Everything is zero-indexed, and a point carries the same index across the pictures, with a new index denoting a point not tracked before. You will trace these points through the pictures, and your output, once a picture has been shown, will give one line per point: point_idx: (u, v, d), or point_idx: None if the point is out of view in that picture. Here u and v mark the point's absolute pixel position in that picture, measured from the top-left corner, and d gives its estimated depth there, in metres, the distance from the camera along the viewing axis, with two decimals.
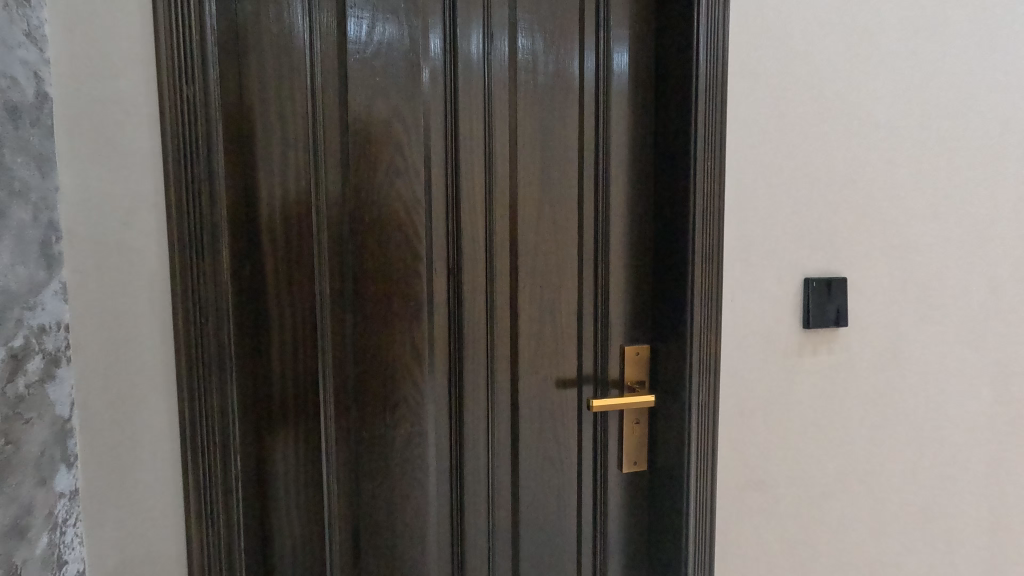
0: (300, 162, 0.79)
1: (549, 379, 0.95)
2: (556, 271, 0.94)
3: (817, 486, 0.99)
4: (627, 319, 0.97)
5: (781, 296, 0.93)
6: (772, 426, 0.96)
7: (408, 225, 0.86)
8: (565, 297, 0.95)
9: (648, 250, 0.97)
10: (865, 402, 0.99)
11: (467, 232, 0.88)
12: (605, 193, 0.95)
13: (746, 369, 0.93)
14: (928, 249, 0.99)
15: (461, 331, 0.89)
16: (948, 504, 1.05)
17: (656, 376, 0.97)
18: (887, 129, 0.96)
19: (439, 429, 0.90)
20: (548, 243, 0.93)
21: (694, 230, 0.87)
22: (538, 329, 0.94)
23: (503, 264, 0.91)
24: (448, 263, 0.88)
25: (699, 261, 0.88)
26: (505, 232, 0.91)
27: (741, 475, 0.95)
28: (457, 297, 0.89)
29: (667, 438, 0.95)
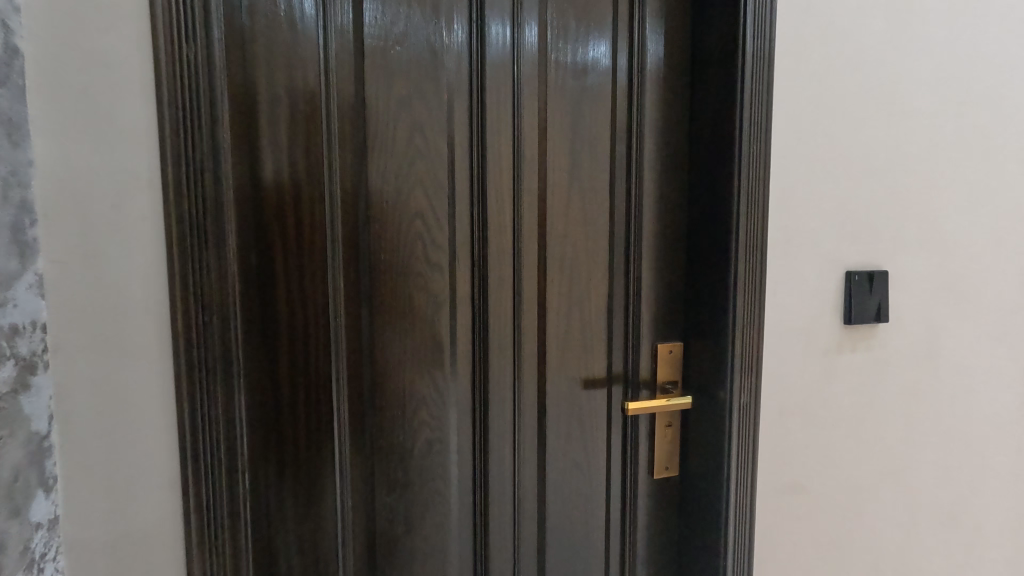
0: (311, 138, 0.70)
1: (578, 379, 0.88)
2: (586, 266, 0.87)
3: (854, 489, 0.94)
4: (660, 315, 0.91)
5: (823, 290, 0.88)
6: (812, 427, 0.90)
7: (429, 215, 0.78)
8: (595, 294, 0.88)
9: (683, 242, 0.91)
10: (902, 400, 0.95)
11: (492, 223, 0.81)
12: (638, 181, 0.88)
13: (788, 368, 0.88)
14: (967, 242, 0.95)
15: (485, 331, 0.82)
16: (979, 503, 1.03)
17: (690, 376, 0.91)
18: (931, 115, 0.91)
19: (462, 435, 0.82)
20: (578, 235, 0.86)
21: (738, 222, 0.81)
22: (566, 329, 0.87)
23: (530, 258, 0.84)
24: (471, 256, 0.80)
25: (741, 255, 0.82)
26: (533, 223, 0.83)
27: (779, 479, 0.89)
28: (481, 294, 0.81)
29: (701, 443, 0.90)
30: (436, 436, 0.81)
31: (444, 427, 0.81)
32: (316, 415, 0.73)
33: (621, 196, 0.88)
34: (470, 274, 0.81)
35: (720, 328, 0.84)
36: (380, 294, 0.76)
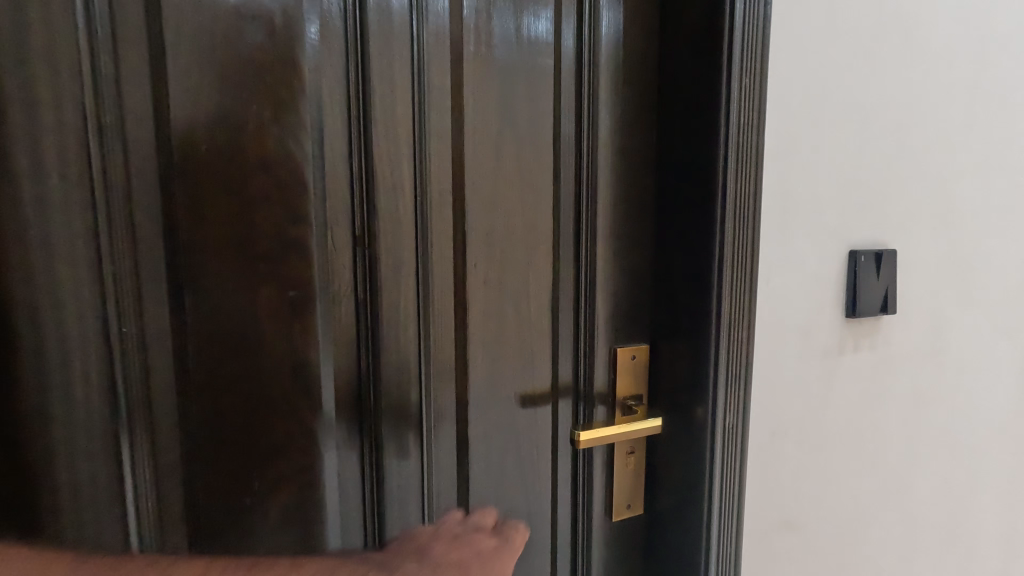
0: (65, 42, 0.45)
1: (512, 399, 0.65)
2: (522, 251, 0.64)
3: (850, 518, 0.77)
4: (621, 309, 0.69)
5: (824, 274, 0.69)
6: (808, 446, 0.72)
7: (288, 178, 0.52)
8: (534, 289, 0.65)
9: (648, 217, 0.69)
10: (905, 407, 0.79)
11: (386, 193, 0.56)
12: (593, 137, 0.65)
13: (782, 375, 0.68)
14: (977, 215, 0.80)
15: (376, 344, 0.58)
16: (977, 517, 0.89)
17: (657, 390, 0.70)
18: (947, 57, 0.74)
19: (345, 486, 0.58)
20: (510, 209, 0.63)
21: (726, 193, 0.60)
22: (495, 337, 0.64)
23: (443, 241, 0.60)
24: (355, 239, 0.56)
25: (729, 233, 0.61)
26: (445, 192, 0.60)
27: (769, 515, 0.71)
28: (371, 293, 0.57)
29: (671, 477, 0.69)
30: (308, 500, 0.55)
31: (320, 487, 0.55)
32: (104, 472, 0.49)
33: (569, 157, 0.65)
34: (353, 264, 0.56)
35: (695, 331, 0.64)
36: (209, 296, 0.51)
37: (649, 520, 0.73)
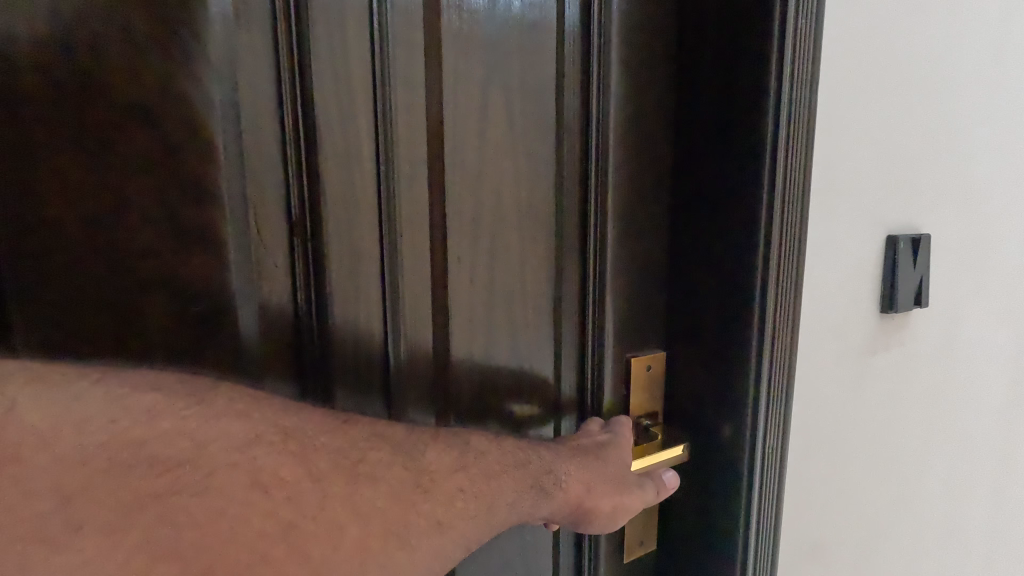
0: None
1: (504, 424, 0.53)
2: (516, 248, 0.51)
3: (881, 534, 0.69)
4: (636, 311, 0.56)
5: (862, 263, 0.59)
6: (845, 461, 0.62)
7: (193, 150, 0.39)
8: (533, 294, 0.52)
9: (666, 202, 0.56)
10: (931, 406, 0.72)
11: (333, 171, 0.43)
12: (605, 101, 0.51)
13: (822, 383, 0.58)
14: (1007, 195, 0.72)
15: (325, 368, 0.45)
16: (998, 519, 0.83)
17: (675, 412, 0.59)
18: (985, 14, 0.65)
19: None
20: (498, 194, 0.49)
21: (776, 179, 0.49)
22: (483, 356, 0.51)
23: (413, 235, 0.46)
24: (290, 231, 0.42)
25: (778, 217, 0.50)
26: (414, 171, 0.46)
27: (805, 543, 0.61)
28: (316, 304, 0.44)
29: (695, 515, 0.58)
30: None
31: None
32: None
33: (575, 128, 0.51)
34: (289, 266, 0.43)
35: (732, 343, 0.53)
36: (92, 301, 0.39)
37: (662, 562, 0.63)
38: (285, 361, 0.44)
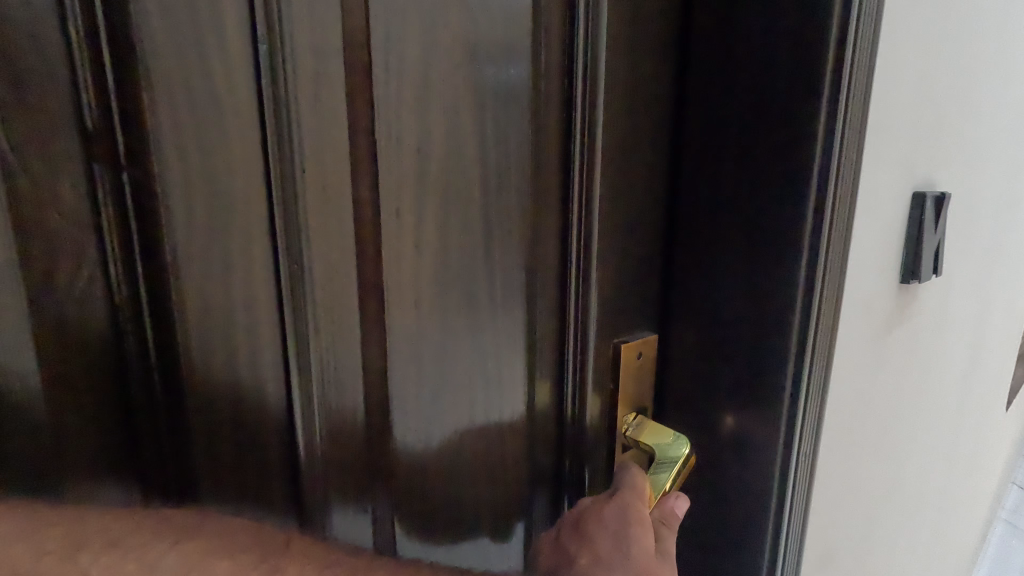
0: None
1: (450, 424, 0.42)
2: (481, 220, 0.39)
3: (872, 515, 0.64)
4: (632, 281, 0.45)
5: (891, 226, 0.49)
6: (855, 450, 0.55)
7: None
8: (503, 279, 0.41)
9: (658, 151, 0.43)
10: (916, 377, 0.67)
11: (168, 90, 0.30)
12: (598, 17, 0.37)
13: (848, 372, 0.48)
14: (986, 146, 0.68)
15: (177, 370, 0.33)
16: (938, 467, 0.85)
17: (670, 413, 0.48)
18: None
19: None
20: (450, 140, 0.37)
21: (834, 133, 0.38)
22: (433, 355, 0.40)
23: (323, 193, 0.34)
24: (98, 179, 0.29)
25: (836, 170, 0.39)
26: (319, 106, 0.33)
27: (820, 546, 0.53)
28: (145, 284, 0.31)
29: (694, 532, 0.49)
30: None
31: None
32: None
33: (554, 51, 0.38)
34: (102, 231, 0.30)
35: (757, 339, 0.42)
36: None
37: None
38: (109, 369, 0.31)
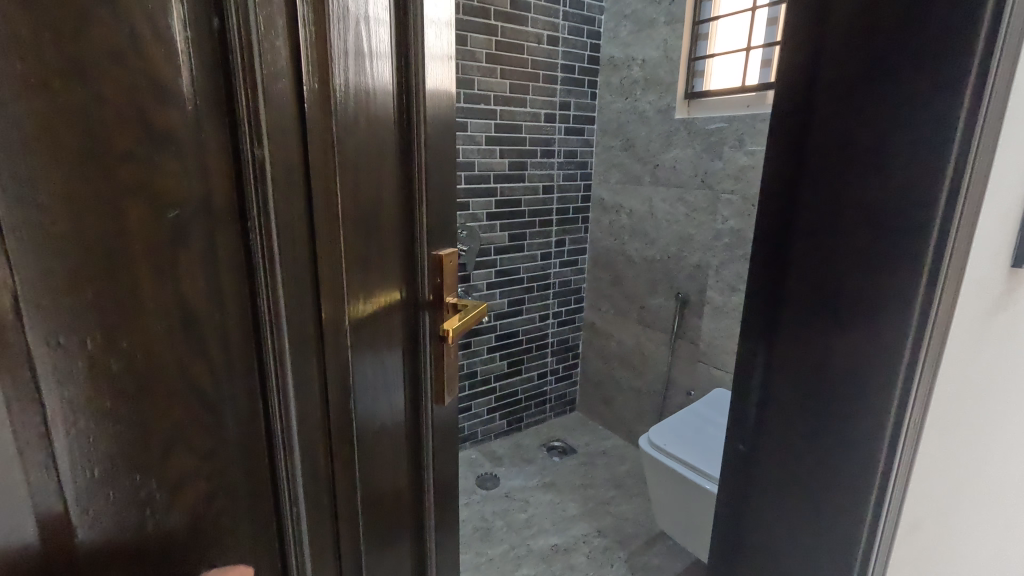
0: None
1: (383, 341, 0.55)
2: (380, 165, 0.52)
3: (957, 494, 0.66)
4: (449, 214, 0.63)
5: (1011, 211, 0.51)
6: (951, 426, 0.57)
7: (153, 92, 0.34)
8: (397, 211, 0.55)
9: (771, 153, 0.51)
10: (1014, 363, 0.68)
11: (272, 99, 0.39)
12: (435, 23, 0.55)
13: (957, 348, 0.51)
14: None
15: (265, 301, 0.42)
16: None
17: (774, 376, 0.54)
18: None
19: (244, 477, 0.44)
20: (376, 110, 0.50)
21: (975, 119, 0.41)
22: (374, 277, 0.53)
23: (325, 152, 0.45)
24: (236, 143, 0.38)
25: (971, 158, 0.42)
26: (324, 87, 0.43)
27: (914, 514, 0.56)
28: (263, 222, 0.40)
29: (785, 485, 0.55)
30: (213, 517, 0.42)
31: (223, 497, 0.42)
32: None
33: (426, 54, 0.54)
34: (239, 181, 0.39)
35: (866, 312, 0.47)
36: (38, 240, 0.30)
37: (728, 516, 0.61)
38: (237, 288, 0.40)
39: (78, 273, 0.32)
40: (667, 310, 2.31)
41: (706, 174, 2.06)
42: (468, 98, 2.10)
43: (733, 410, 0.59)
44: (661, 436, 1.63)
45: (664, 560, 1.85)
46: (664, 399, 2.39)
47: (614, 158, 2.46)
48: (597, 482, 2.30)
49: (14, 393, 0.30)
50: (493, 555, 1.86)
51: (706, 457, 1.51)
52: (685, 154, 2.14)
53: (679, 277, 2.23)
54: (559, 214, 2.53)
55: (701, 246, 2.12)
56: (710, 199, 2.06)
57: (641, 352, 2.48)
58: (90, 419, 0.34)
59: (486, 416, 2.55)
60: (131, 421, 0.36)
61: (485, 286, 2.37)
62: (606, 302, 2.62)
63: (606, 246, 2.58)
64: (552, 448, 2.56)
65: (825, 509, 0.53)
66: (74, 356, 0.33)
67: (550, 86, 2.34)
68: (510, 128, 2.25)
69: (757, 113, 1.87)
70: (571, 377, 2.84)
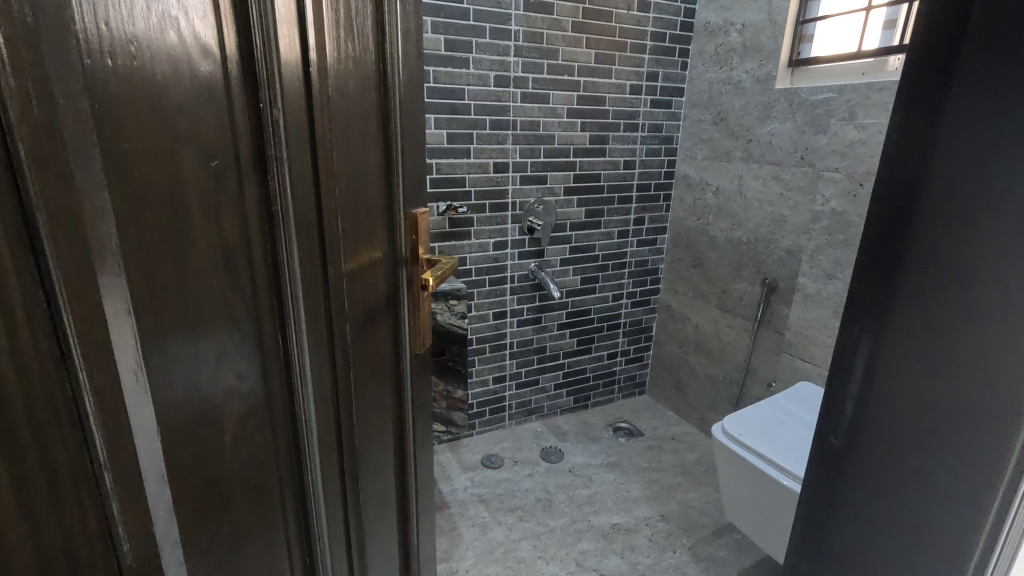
0: None
1: (373, 284, 0.65)
2: (366, 130, 0.60)
3: None
4: (420, 176, 0.73)
5: None
6: None
7: (196, 56, 0.39)
8: (382, 172, 0.63)
9: (899, 100, 0.40)
10: None
11: (284, 66, 0.46)
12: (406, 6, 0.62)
13: None
14: None
15: (277, 244, 0.48)
16: None
17: (876, 370, 0.43)
18: None
19: (267, 398, 0.51)
20: (363, 83, 0.58)
21: None
22: (365, 227, 0.62)
23: (327, 117, 0.52)
24: (257, 103, 0.44)
25: None
26: (325, 59, 0.51)
27: None
28: (277, 175, 0.47)
29: (876, 493, 0.45)
30: (248, 432, 0.49)
31: (254, 415, 0.49)
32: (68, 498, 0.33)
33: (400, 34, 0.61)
34: (258, 138, 0.45)
35: (997, 309, 0.36)
36: (124, 190, 0.34)
37: (805, 525, 0.51)
38: (258, 232, 0.47)
39: (149, 220, 0.36)
40: (751, 296, 2.17)
41: (808, 150, 1.88)
42: (551, 69, 2.06)
43: (825, 401, 0.48)
44: (737, 426, 1.56)
45: (730, 553, 1.79)
46: (741, 389, 2.27)
47: (704, 132, 2.32)
48: (663, 467, 2.25)
49: (119, 328, 0.34)
50: (554, 526, 1.90)
51: (785, 452, 1.43)
52: (784, 128, 1.97)
53: (767, 261, 2.09)
54: (639, 190, 2.44)
55: (796, 229, 1.96)
56: (810, 177, 1.89)
57: (719, 339, 2.37)
58: (164, 351, 0.38)
59: (553, 391, 2.56)
60: (188, 351, 0.41)
61: (559, 261, 2.35)
62: (686, 284, 2.51)
63: (688, 226, 2.46)
64: (619, 429, 2.53)
65: (922, 535, 0.43)
66: (155, 295, 0.37)
67: (638, 56, 2.23)
68: (594, 100, 2.19)
69: (873, 82, 1.67)
70: (642, 359, 2.77)
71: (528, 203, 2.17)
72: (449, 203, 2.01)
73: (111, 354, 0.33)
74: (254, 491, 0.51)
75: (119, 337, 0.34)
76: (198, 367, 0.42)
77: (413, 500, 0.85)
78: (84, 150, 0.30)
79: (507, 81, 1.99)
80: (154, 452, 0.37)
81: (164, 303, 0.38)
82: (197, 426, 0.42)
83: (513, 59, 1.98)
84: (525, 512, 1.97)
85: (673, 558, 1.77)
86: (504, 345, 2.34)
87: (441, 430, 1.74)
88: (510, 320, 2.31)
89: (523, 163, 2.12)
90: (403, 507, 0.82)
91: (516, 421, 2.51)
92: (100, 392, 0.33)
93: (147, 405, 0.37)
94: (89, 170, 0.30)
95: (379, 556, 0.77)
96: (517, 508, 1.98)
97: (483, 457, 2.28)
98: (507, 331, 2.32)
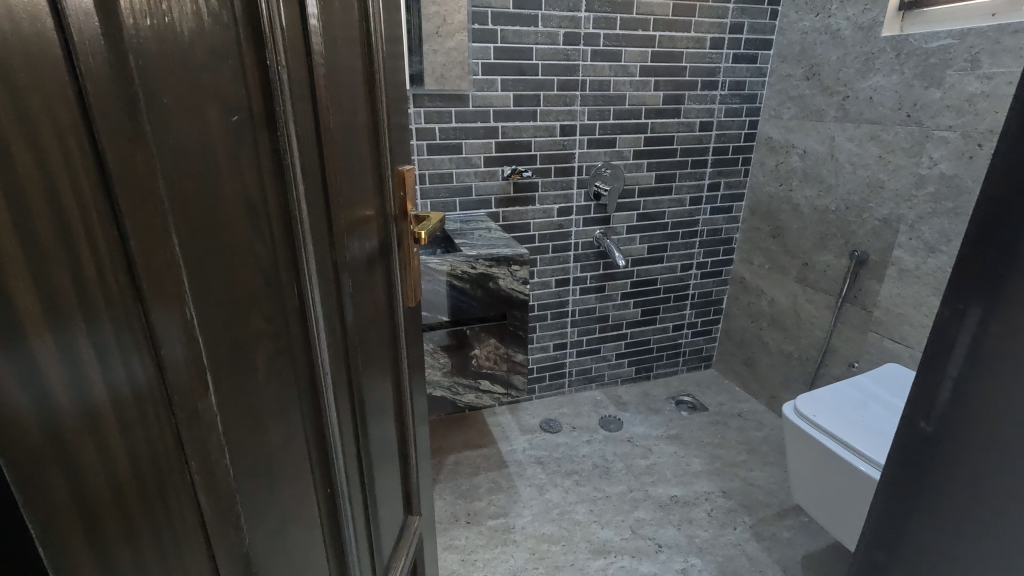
0: None
1: (368, 238, 0.69)
2: (349, 89, 0.62)
3: None
4: (394, 135, 0.77)
5: None
6: None
7: (216, 10, 0.38)
8: (364, 131, 0.67)
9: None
10: None
11: (285, 25, 0.46)
12: None
13: None
14: None
15: (292, 202, 0.49)
16: None
17: (983, 354, 0.38)
18: None
19: (296, 351, 0.52)
20: (345, 44, 0.60)
21: None
22: (357, 184, 0.65)
23: (322, 76, 0.53)
24: (267, 61, 0.44)
25: None
26: (316, 17, 0.51)
27: None
28: (290, 135, 0.47)
29: (970, 473, 0.40)
30: (280, 385, 0.50)
31: (284, 368, 0.50)
32: (160, 447, 0.34)
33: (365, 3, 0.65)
34: (270, 95, 0.45)
35: None
36: (170, 147, 0.34)
37: (882, 515, 0.48)
38: (277, 190, 0.47)
39: (188, 175, 0.36)
40: (837, 269, 2.00)
41: (916, 106, 1.67)
42: (624, 24, 1.95)
43: (916, 384, 0.44)
44: (811, 406, 1.47)
45: (796, 535, 1.73)
46: (819, 368, 2.13)
47: (792, 88, 2.12)
48: (728, 443, 2.19)
49: (174, 282, 0.35)
50: (610, 493, 1.91)
51: (865, 436, 1.33)
52: (889, 81, 1.75)
53: (858, 232, 1.91)
54: (715, 154, 2.29)
55: (895, 196, 1.77)
56: (917, 138, 1.68)
57: (798, 314, 2.22)
58: (208, 305, 0.39)
59: (615, 360, 2.53)
60: (225, 304, 0.41)
61: (625, 229, 2.28)
62: (762, 255, 2.36)
63: (769, 192, 2.28)
64: (682, 402, 2.47)
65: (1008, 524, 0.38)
66: (201, 252, 0.38)
67: (722, 5, 2.05)
68: (669, 57, 2.05)
69: (1005, 24, 1.43)
70: (709, 332, 2.67)
71: (595, 167, 2.10)
72: (514, 167, 1.99)
73: (177, 303, 0.35)
74: (290, 443, 0.52)
75: (174, 288, 0.35)
76: (234, 323, 0.42)
77: (410, 434, 0.94)
78: (130, 109, 0.31)
79: (577, 38, 1.91)
80: (207, 401, 0.39)
81: (203, 253, 0.38)
82: (239, 380, 0.43)
83: (584, 14, 1.89)
84: (582, 477, 1.99)
85: (733, 534, 1.73)
86: (566, 312, 2.33)
87: (502, 392, 1.78)
88: (572, 288, 2.29)
89: (591, 126, 2.05)
90: (402, 442, 0.91)
91: (576, 387, 2.51)
92: (168, 341, 0.34)
93: (198, 356, 0.38)
94: (134, 130, 0.31)
95: (384, 495, 0.82)
96: (574, 473, 2.01)
97: (542, 421, 2.32)
98: (569, 298, 2.31)
